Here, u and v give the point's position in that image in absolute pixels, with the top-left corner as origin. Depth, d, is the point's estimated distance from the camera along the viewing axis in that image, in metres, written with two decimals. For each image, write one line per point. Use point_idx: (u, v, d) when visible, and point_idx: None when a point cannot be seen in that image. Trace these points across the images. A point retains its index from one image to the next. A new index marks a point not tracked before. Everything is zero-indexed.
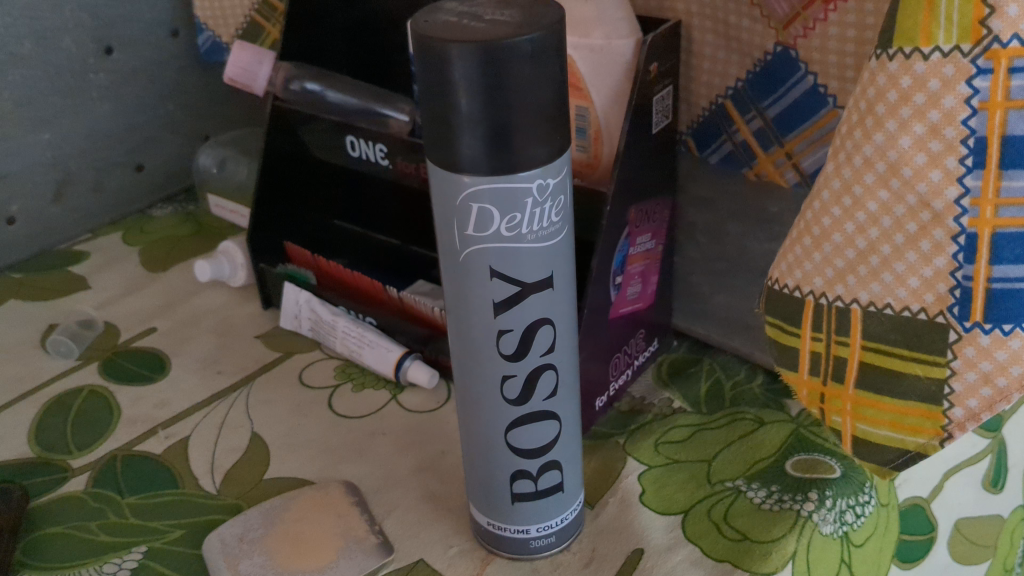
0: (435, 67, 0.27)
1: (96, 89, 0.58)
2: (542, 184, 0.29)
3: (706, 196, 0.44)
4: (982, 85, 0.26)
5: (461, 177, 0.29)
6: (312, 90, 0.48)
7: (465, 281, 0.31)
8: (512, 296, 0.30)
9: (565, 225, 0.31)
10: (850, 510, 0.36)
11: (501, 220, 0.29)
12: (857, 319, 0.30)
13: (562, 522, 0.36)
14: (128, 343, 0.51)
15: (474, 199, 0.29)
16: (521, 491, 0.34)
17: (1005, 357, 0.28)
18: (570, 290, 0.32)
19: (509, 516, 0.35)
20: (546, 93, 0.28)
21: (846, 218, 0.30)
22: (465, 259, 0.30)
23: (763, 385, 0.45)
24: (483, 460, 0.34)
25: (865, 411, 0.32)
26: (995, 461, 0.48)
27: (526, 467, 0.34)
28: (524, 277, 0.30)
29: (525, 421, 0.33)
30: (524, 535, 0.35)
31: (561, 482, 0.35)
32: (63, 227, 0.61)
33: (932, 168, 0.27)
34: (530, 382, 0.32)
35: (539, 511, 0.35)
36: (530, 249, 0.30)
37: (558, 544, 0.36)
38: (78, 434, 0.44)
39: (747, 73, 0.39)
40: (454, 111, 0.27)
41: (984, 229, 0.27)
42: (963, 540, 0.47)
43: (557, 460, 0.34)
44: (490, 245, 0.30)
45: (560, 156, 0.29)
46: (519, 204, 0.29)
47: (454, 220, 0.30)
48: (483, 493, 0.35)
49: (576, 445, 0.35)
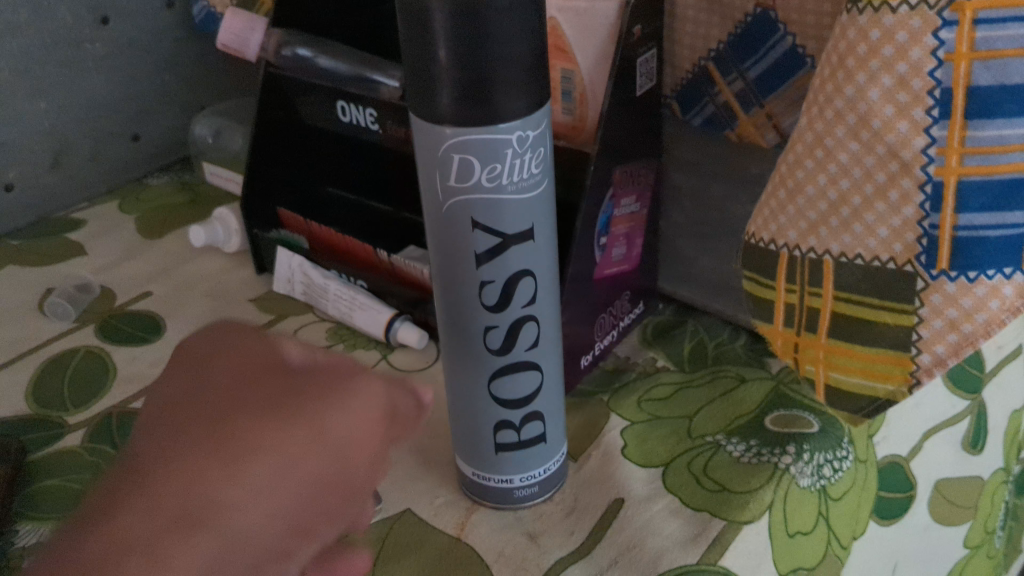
0: (416, 18, 0.28)
1: (92, 60, 0.59)
2: (522, 136, 0.30)
3: (689, 160, 0.44)
4: (948, 36, 0.26)
5: (443, 128, 0.29)
6: (303, 56, 0.48)
7: (448, 231, 0.31)
8: (494, 248, 0.31)
9: (544, 178, 0.32)
10: (828, 464, 0.37)
11: (482, 171, 0.30)
12: (829, 270, 0.31)
13: (545, 473, 0.37)
14: (123, 307, 0.52)
15: (456, 150, 0.30)
16: (504, 441, 0.35)
17: (970, 304, 0.28)
18: (551, 244, 0.33)
19: (493, 465, 0.36)
20: (525, 46, 0.28)
21: (818, 170, 0.31)
22: (448, 211, 0.31)
23: (746, 345, 0.46)
24: (467, 411, 0.35)
25: (838, 360, 0.32)
26: (975, 424, 0.49)
27: (509, 418, 0.35)
28: (505, 228, 0.31)
29: (506, 372, 0.34)
30: (507, 485, 0.36)
31: (544, 433, 0.36)
32: (61, 196, 0.62)
33: (900, 120, 0.28)
34: (512, 334, 0.33)
35: (523, 461, 0.36)
36: (511, 200, 0.31)
37: (541, 494, 0.37)
38: (74, 393, 0.45)
39: (728, 36, 0.39)
40: (434, 62, 0.28)
41: (950, 177, 0.28)
42: (942, 501, 0.48)
43: (539, 412, 0.35)
44: (472, 195, 0.30)
45: (540, 109, 0.30)
46: (499, 155, 0.30)
47: (436, 171, 0.30)
48: (467, 446, 0.36)
49: (559, 398, 0.36)
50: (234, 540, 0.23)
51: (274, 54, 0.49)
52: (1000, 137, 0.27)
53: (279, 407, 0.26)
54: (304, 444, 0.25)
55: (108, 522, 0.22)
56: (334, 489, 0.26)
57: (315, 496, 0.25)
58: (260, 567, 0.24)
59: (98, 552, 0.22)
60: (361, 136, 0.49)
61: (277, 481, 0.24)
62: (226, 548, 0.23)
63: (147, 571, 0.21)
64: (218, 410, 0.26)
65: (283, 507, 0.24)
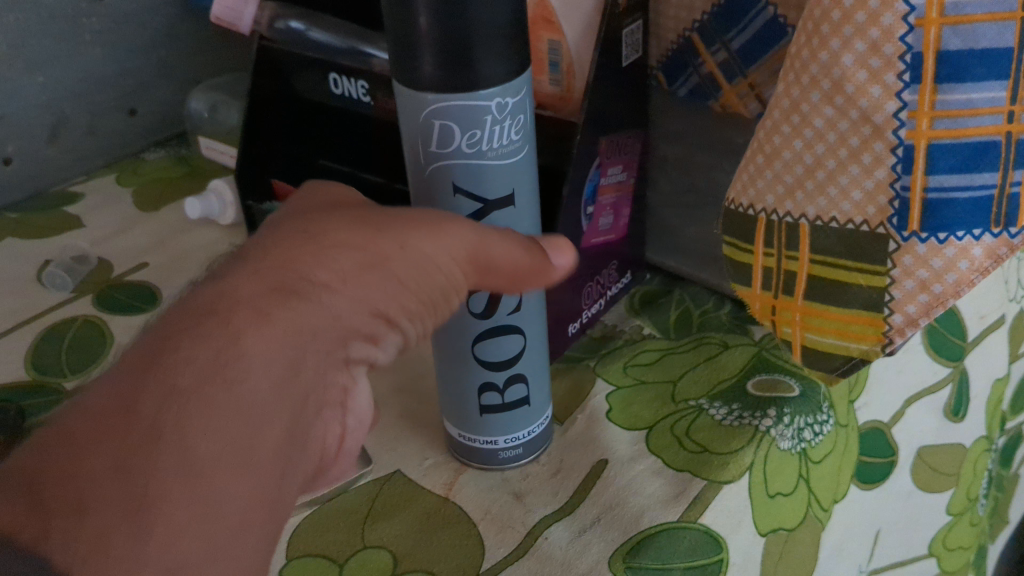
0: None
1: (89, 34, 0.59)
2: (501, 103, 0.30)
3: (676, 130, 0.45)
4: (918, 2, 0.27)
5: (426, 94, 0.30)
6: (296, 29, 0.50)
7: (431, 195, 0.32)
8: (476, 213, 0.33)
9: (524, 143, 0.33)
10: (808, 428, 0.38)
11: (462, 137, 0.31)
12: (805, 234, 0.32)
13: (529, 435, 0.38)
14: (121, 278, 0.53)
15: (437, 116, 0.30)
16: (488, 403, 0.36)
17: (940, 265, 0.29)
18: (532, 206, 0.34)
19: (479, 427, 0.37)
20: (503, 12, 0.29)
21: (795, 136, 0.31)
22: (431, 174, 0.32)
23: (730, 314, 0.46)
24: (453, 374, 0.36)
25: (813, 321, 0.33)
26: (957, 391, 0.49)
27: (492, 379, 0.35)
28: (487, 194, 0.32)
29: (488, 336, 0.34)
30: (493, 446, 0.37)
31: (527, 396, 0.37)
32: (59, 169, 0.63)
33: (872, 85, 0.29)
34: (495, 297, 0.33)
35: (507, 423, 0.37)
36: (491, 165, 0.32)
37: (526, 456, 0.38)
38: (72, 360, 0.46)
39: (711, 7, 0.39)
40: (415, 29, 0.28)
41: (920, 140, 0.28)
42: (924, 468, 0.49)
43: (523, 376, 0.36)
44: (454, 161, 0.31)
45: (519, 76, 0.31)
46: (479, 122, 0.30)
47: (419, 137, 0.31)
48: (453, 408, 0.37)
49: (542, 362, 0.37)
50: (332, 317, 0.23)
51: (268, 26, 0.51)
52: (968, 100, 0.28)
53: (375, 215, 0.26)
54: (385, 261, 0.25)
55: (208, 289, 0.22)
56: (411, 295, 0.26)
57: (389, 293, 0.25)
58: (349, 341, 0.24)
59: (201, 310, 0.22)
60: (352, 109, 0.49)
61: (369, 272, 0.25)
62: (322, 320, 0.23)
63: (256, 326, 0.21)
64: (304, 218, 0.26)
65: (370, 293, 0.25)
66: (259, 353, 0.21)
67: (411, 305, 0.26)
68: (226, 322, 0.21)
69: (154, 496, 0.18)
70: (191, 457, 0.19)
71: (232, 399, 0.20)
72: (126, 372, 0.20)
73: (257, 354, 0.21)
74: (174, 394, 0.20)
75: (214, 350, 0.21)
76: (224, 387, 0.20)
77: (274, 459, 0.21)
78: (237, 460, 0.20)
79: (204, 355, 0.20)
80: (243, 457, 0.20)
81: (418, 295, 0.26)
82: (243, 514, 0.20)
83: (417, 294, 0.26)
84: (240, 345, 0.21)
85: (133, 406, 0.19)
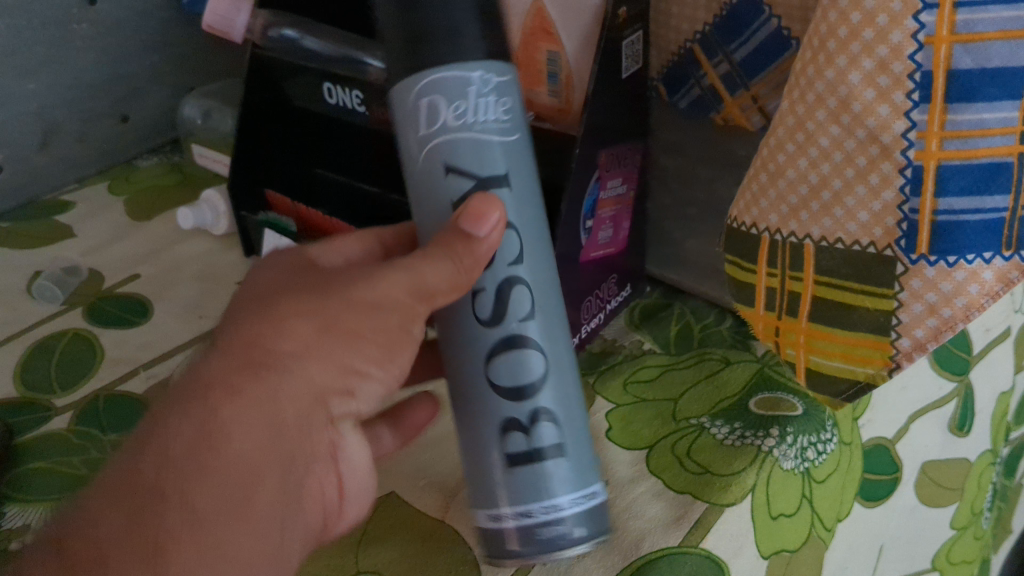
0: None
1: (80, 41, 0.58)
2: (484, 76, 0.28)
3: (675, 142, 0.45)
4: (928, 19, 0.26)
5: (408, 79, 0.28)
6: (289, 37, 0.48)
7: (426, 188, 0.29)
8: (469, 194, 0.29)
9: (516, 131, 0.30)
10: (811, 447, 0.37)
11: (448, 111, 0.28)
12: (810, 255, 0.31)
13: (575, 506, 0.29)
14: (112, 290, 0.52)
15: (422, 93, 0.28)
16: (513, 451, 0.29)
17: (950, 288, 0.28)
18: (538, 213, 0.30)
19: (508, 496, 0.29)
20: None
21: (800, 154, 0.31)
22: (424, 164, 0.29)
23: (731, 328, 0.46)
24: (473, 422, 0.30)
25: (818, 344, 0.32)
26: (962, 406, 0.48)
27: (514, 416, 0.29)
28: (480, 172, 0.29)
29: (501, 348, 0.29)
30: (527, 522, 0.29)
31: (562, 445, 0.30)
32: (50, 176, 0.62)
33: (880, 103, 0.28)
34: (501, 297, 0.29)
35: (541, 487, 0.29)
36: (483, 141, 0.28)
37: (579, 537, 0.29)
38: (62, 375, 0.45)
39: (714, 18, 0.38)
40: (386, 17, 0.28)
41: (929, 161, 0.27)
42: (929, 483, 0.49)
43: (558, 419, 0.30)
44: (443, 139, 0.28)
45: (505, 61, 0.29)
46: (464, 91, 0.28)
47: (409, 128, 0.29)
48: (479, 478, 0.30)
49: (583, 417, 0.31)
50: (302, 381, 0.26)
51: (262, 35, 0.49)
52: (980, 121, 0.27)
53: (325, 280, 0.28)
54: (337, 320, 0.27)
55: (194, 369, 0.26)
56: (370, 343, 0.27)
57: (347, 350, 0.27)
58: (325, 400, 0.27)
59: (190, 390, 0.25)
60: (348, 119, 0.48)
61: (327, 335, 0.26)
62: (291, 388, 0.25)
63: (229, 401, 0.25)
64: (265, 288, 0.28)
65: (332, 354, 0.26)
66: (237, 421, 0.24)
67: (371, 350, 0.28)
68: (204, 401, 0.25)
69: (162, 551, 0.23)
70: (193, 509, 0.23)
71: (219, 463, 0.24)
72: (129, 451, 0.24)
73: (234, 420, 0.24)
74: (168, 462, 0.24)
75: (198, 422, 0.24)
76: (212, 451, 0.24)
77: (275, 503, 0.25)
78: (233, 508, 0.24)
79: (189, 429, 0.24)
80: (237, 510, 0.24)
81: (376, 342, 0.27)
82: (246, 559, 0.24)
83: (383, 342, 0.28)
84: (217, 416, 0.24)
85: (138, 471, 0.24)
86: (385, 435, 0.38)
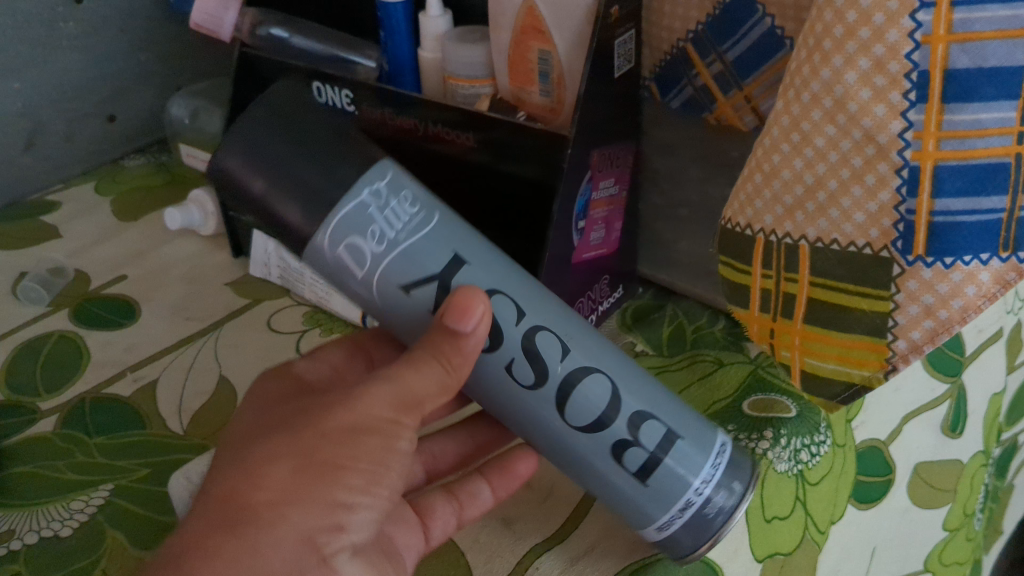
0: (231, 185, 0.32)
1: (66, 40, 0.58)
2: (373, 191, 0.31)
3: (668, 142, 0.44)
4: (925, 18, 0.26)
5: (315, 242, 0.31)
6: (279, 36, 0.50)
7: (398, 310, 0.32)
8: (437, 295, 0.31)
9: (433, 211, 0.32)
10: (805, 449, 0.37)
11: (368, 241, 0.31)
12: (805, 256, 0.31)
13: (718, 469, 0.32)
14: (98, 291, 0.51)
15: (340, 242, 0.31)
16: (636, 462, 0.31)
17: (947, 290, 0.28)
18: (498, 260, 0.32)
19: (650, 498, 0.32)
20: (306, 127, 0.31)
21: (795, 154, 0.30)
22: (383, 293, 0.32)
23: (724, 329, 0.46)
24: (590, 473, 0.32)
25: (814, 346, 0.32)
26: (955, 407, 0.48)
27: (619, 436, 0.31)
28: (432, 270, 0.31)
29: (566, 396, 0.31)
30: (693, 507, 0.32)
31: (671, 428, 0.31)
32: (35, 176, 0.61)
33: (876, 103, 0.27)
34: (531, 357, 0.31)
35: (678, 476, 0.31)
36: (413, 244, 0.31)
37: (728, 498, 0.32)
38: (47, 378, 0.45)
39: (707, 17, 0.37)
40: (262, 198, 0.31)
41: (926, 161, 0.27)
42: (922, 484, 0.49)
43: (648, 411, 0.31)
44: (385, 264, 0.31)
45: (375, 165, 0.31)
46: (369, 218, 0.31)
47: (348, 275, 0.32)
48: (628, 505, 0.32)
49: (664, 394, 0.32)
50: (280, 528, 0.27)
51: (249, 34, 0.50)
52: (977, 120, 0.26)
53: (302, 416, 0.30)
54: (311, 453, 0.28)
55: (176, 535, 0.27)
56: (359, 467, 0.29)
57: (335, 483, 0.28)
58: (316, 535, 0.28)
59: (168, 554, 0.26)
60: None
61: (306, 472, 0.28)
62: (270, 538, 0.27)
63: (203, 562, 0.26)
64: (248, 437, 0.30)
65: (314, 488, 0.28)
66: None
67: (356, 479, 0.29)
68: (179, 565, 0.26)
69: None
70: None
71: None
72: None
73: None
74: None
75: None
76: None
77: None
78: None
79: None
80: None
81: (360, 469, 0.29)
82: None
83: (371, 470, 0.29)
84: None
85: None
86: (485, 491, 0.36)
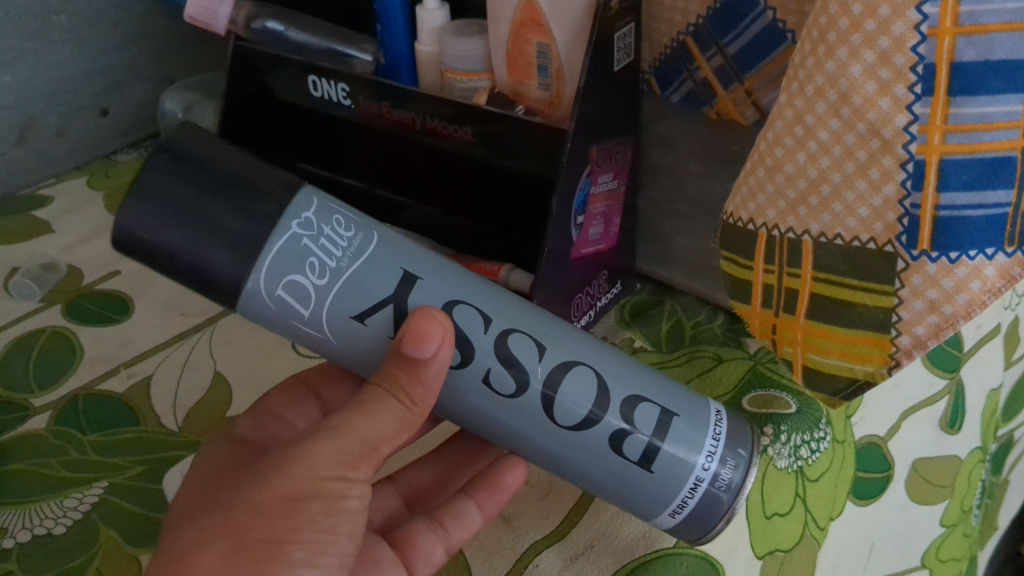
0: (138, 247, 0.29)
1: (58, 33, 0.57)
2: (302, 221, 0.30)
3: (667, 137, 0.44)
4: (931, 10, 0.25)
5: (248, 287, 0.29)
6: (273, 29, 0.50)
7: (351, 342, 0.31)
8: (392, 318, 0.31)
9: (369, 230, 0.31)
10: (804, 446, 0.37)
11: (309, 275, 0.30)
12: (808, 251, 0.31)
13: (720, 439, 0.31)
14: (91, 286, 0.51)
15: (279, 283, 0.30)
16: (637, 450, 0.31)
17: (951, 285, 0.28)
18: (451, 271, 0.32)
19: (656, 483, 0.31)
20: (218, 169, 0.29)
21: (798, 149, 0.30)
22: (334, 326, 0.31)
23: (723, 325, 0.45)
24: (588, 474, 0.32)
25: (817, 342, 0.32)
26: (953, 403, 0.48)
27: (615, 427, 0.31)
28: (381, 295, 0.30)
29: (549, 399, 0.31)
30: (704, 484, 0.31)
31: (664, 406, 0.31)
32: (26, 171, 0.61)
33: (881, 96, 0.27)
34: (506, 364, 0.31)
35: (682, 457, 0.31)
36: (357, 270, 0.30)
37: (739, 472, 0.31)
38: (40, 375, 0.44)
39: (707, 10, 0.37)
40: (181, 254, 0.29)
41: (931, 155, 0.27)
42: (920, 480, 0.48)
43: (636, 396, 0.31)
44: (331, 298, 0.30)
45: (299, 193, 0.30)
46: (304, 251, 0.29)
47: (293, 318, 0.30)
48: (633, 498, 0.32)
49: (648, 374, 0.32)
50: None
51: (245, 27, 0.50)
52: (983, 114, 0.26)
53: (237, 486, 0.29)
54: (244, 532, 0.27)
55: None
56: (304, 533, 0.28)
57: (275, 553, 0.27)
58: None
59: None
60: (332, 111, 0.48)
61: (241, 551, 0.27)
62: None
63: None
64: (185, 511, 0.29)
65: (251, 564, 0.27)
66: None
67: (301, 553, 0.28)
68: None
69: None
70: None
71: None
72: None
73: None
74: None
75: None
76: None
77: None
78: None
79: None
80: None
81: (302, 541, 0.28)
82: None
83: (316, 540, 0.28)
84: None
85: None
86: (473, 511, 0.35)
